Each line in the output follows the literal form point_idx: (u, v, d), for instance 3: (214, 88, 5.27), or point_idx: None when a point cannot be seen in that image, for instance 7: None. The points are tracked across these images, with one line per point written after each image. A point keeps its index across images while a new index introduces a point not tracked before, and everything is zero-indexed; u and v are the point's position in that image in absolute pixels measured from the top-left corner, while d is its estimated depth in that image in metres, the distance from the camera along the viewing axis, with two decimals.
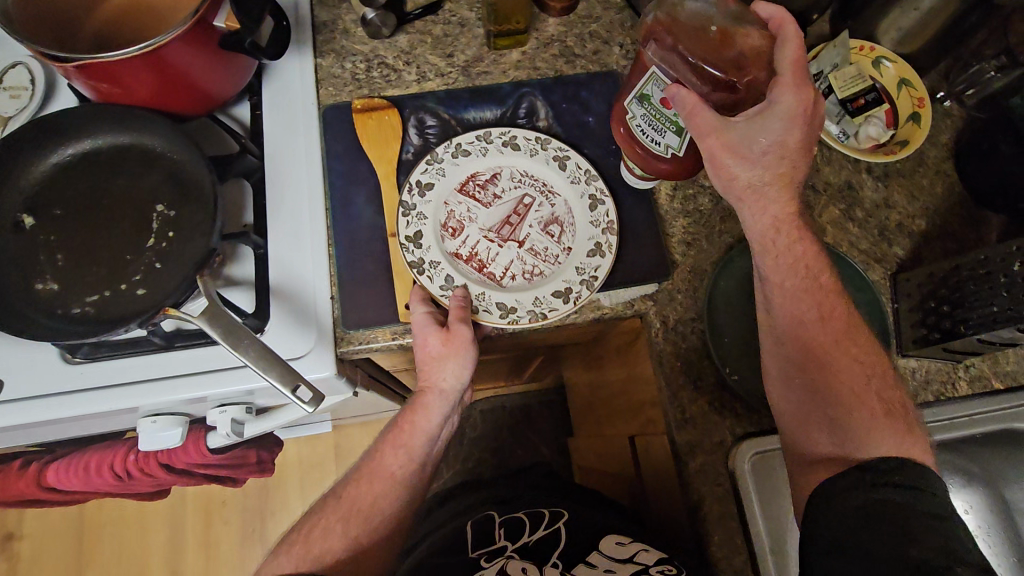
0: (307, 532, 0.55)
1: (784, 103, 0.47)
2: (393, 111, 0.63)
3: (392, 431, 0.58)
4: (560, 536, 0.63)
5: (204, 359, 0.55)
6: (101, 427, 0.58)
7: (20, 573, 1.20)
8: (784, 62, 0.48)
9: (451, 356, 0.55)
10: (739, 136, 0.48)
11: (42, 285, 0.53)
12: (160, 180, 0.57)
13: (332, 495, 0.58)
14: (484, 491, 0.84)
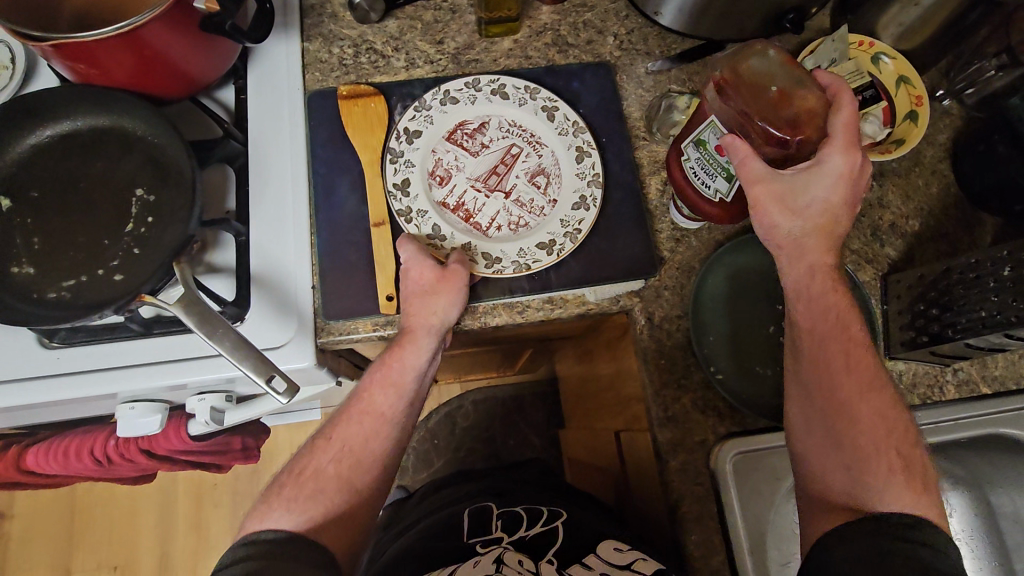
0: (295, 473, 0.52)
1: (834, 165, 0.48)
2: (379, 99, 0.61)
3: (375, 369, 0.55)
4: (558, 536, 0.62)
5: (183, 347, 0.55)
6: (79, 413, 0.58)
7: (11, 551, 1.21)
8: (837, 126, 0.48)
9: (445, 293, 0.54)
10: (790, 190, 0.49)
11: (17, 269, 0.53)
12: (140, 164, 0.56)
13: (316, 437, 0.55)
14: (473, 482, 0.83)
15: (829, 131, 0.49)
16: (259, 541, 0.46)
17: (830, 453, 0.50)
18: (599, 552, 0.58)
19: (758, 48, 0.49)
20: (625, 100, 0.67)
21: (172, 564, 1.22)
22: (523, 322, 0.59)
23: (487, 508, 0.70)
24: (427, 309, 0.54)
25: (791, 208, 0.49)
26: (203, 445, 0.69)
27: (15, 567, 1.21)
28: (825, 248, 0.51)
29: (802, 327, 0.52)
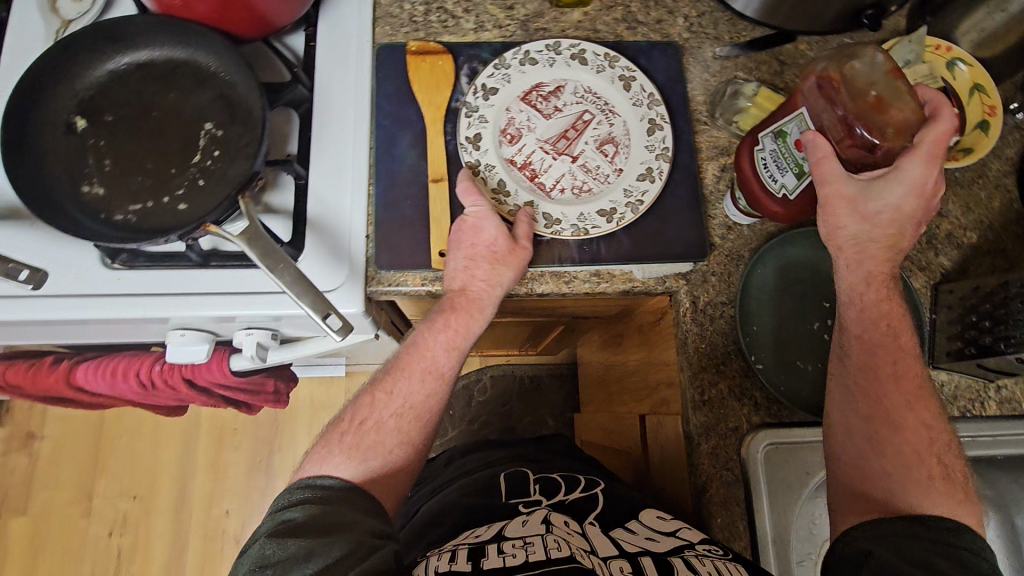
0: (357, 423, 0.54)
1: (912, 174, 0.47)
2: (448, 58, 0.62)
3: (436, 326, 0.56)
4: (597, 501, 0.65)
5: (237, 279, 0.56)
6: (132, 335, 0.60)
7: (39, 470, 1.26)
8: (927, 139, 0.46)
9: (518, 264, 0.55)
10: (862, 195, 0.48)
11: (87, 189, 0.54)
12: (210, 99, 0.58)
13: (373, 386, 0.56)
14: (497, 451, 0.85)
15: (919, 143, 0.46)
16: (316, 486, 0.49)
17: (868, 452, 0.50)
18: (641, 518, 0.61)
19: (867, 49, 0.47)
20: (690, 83, 0.66)
21: (190, 501, 1.26)
22: (569, 292, 0.59)
23: (523, 471, 0.74)
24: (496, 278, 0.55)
25: (860, 212, 0.48)
26: (242, 382, 0.71)
27: (41, 487, 1.25)
28: (886, 245, 0.51)
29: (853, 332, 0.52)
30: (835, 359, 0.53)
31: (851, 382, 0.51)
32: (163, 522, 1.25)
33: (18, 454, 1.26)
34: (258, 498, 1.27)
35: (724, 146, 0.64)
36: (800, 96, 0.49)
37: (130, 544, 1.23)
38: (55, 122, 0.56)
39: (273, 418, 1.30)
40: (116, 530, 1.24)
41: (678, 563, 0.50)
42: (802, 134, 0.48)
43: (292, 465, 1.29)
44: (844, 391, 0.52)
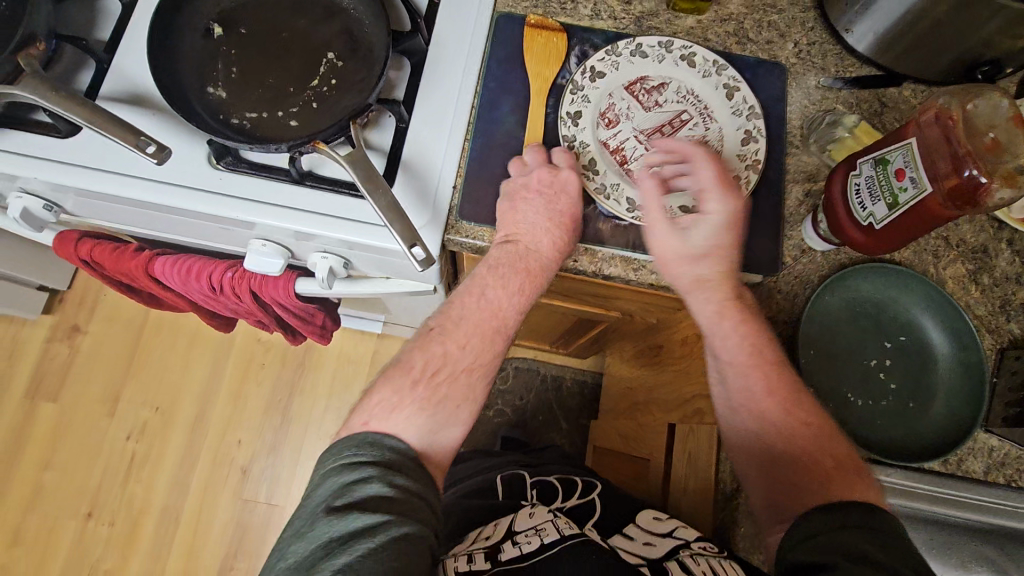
0: (431, 374, 0.56)
1: (714, 210, 0.55)
2: (562, 36, 0.65)
3: (511, 288, 0.57)
4: (595, 506, 0.70)
5: (326, 202, 0.59)
6: (218, 234, 0.64)
7: (77, 362, 1.32)
8: (710, 178, 0.56)
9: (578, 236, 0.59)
10: (676, 230, 0.56)
11: (212, 90, 0.59)
12: (336, 32, 0.62)
13: (443, 337, 0.57)
14: (485, 462, 0.93)
15: (709, 184, 0.56)
16: (377, 445, 0.51)
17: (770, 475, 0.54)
18: (638, 522, 0.66)
19: (993, 93, 0.48)
20: (789, 105, 0.67)
21: (207, 423, 1.30)
22: (635, 279, 0.60)
23: (520, 476, 0.80)
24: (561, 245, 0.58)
25: (682, 250, 0.56)
26: (300, 308, 0.74)
27: (75, 379, 1.31)
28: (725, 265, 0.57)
29: (725, 358, 0.56)
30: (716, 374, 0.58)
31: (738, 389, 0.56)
32: (179, 438, 1.29)
33: (62, 343, 1.33)
34: (271, 434, 1.30)
35: (813, 172, 0.64)
36: (913, 127, 0.49)
37: (144, 451, 1.28)
38: (195, 26, 0.60)
39: (300, 362, 1.34)
40: (134, 436, 1.28)
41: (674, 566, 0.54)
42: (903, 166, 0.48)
43: (309, 410, 1.32)
44: (759, 405, 0.55)
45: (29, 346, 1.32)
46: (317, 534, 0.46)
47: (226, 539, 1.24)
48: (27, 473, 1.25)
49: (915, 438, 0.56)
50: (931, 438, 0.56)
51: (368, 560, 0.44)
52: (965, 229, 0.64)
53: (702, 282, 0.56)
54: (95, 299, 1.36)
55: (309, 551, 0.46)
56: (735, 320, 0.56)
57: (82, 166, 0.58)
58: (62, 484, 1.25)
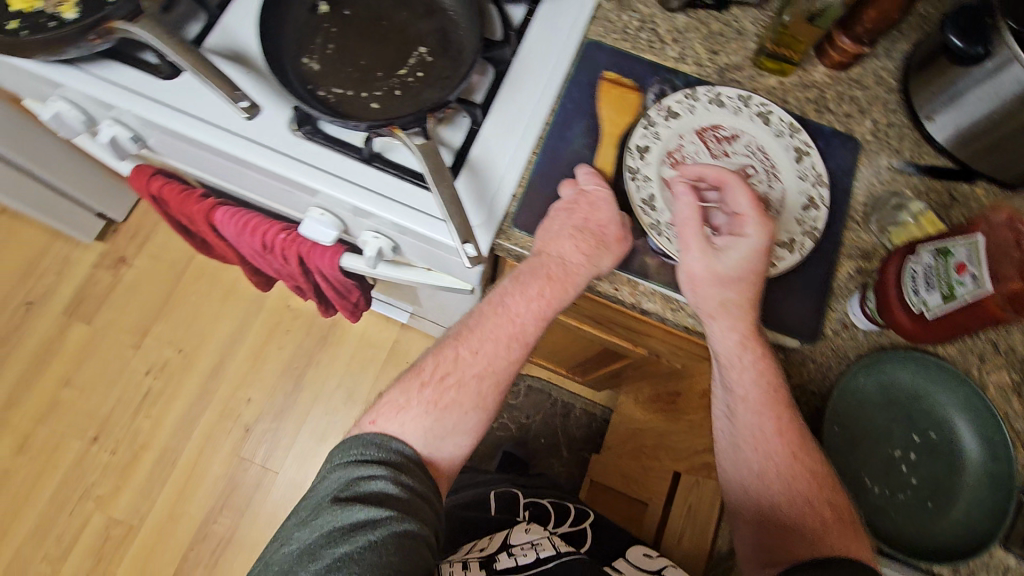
0: (439, 380, 0.58)
1: (752, 234, 0.55)
2: (638, 94, 0.66)
3: (531, 294, 0.58)
4: (586, 536, 0.75)
5: (389, 184, 0.61)
6: (282, 195, 0.67)
7: (117, 291, 1.38)
8: (748, 201, 0.55)
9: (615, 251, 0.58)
10: (710, 250, 0.55)
11: (306, 61, 0.62)
12: (433, 29, 0.65)
13: (456, 342, 0.59)
14: (481, 475, 0.95)
15: (747, 206, 0.55)
16: (387, 447, 0.54)
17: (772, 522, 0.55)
18: (627, 557, 0.71)
19: None
20: (856, 180, 0.67)
21: (223, 375, 1.33)
22: (671, 319, 0.60)
23: (513, 497, 0.84)
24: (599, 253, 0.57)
25: (714, 269, 0.55)
26: (340, 282, 0.77)
27: (111, 306, 1.36)
28: (752, 301, 0.56)
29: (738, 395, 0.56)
30: (724, 414, 0.59)
31: (751, 433, 0.56)
32: (193, 383, 1.32)
33: (107, 271, 1.39)
34: (281, 399, 1.33)
35: (869, 251, 0.63)
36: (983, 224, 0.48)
37: (159, 389, 1.32)
38: None
39: (322, 335, 1.37)
40: (152, 371, 1.33)
41: None
42: (966, 261, 0.48)
43: (321, 384, 1.34)
44: (773, 451, 0.55)
45: (77, 267, 1.38)
46: (322, 523, 0.49)
47: (216, 491, 1.26)
48: (48, 386, 1.29)
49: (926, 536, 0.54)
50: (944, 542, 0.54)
51: (369, 552, 0.47)
52: (1017, 338, 0.62)
53: (727, 308, 0.55)
54: (147, 236, 1.42)
55: (312, 538, 0.48)
56: (756, 354, 0.56)
57: (175, 107, 0.62)
58: (76, 403, 1.29)
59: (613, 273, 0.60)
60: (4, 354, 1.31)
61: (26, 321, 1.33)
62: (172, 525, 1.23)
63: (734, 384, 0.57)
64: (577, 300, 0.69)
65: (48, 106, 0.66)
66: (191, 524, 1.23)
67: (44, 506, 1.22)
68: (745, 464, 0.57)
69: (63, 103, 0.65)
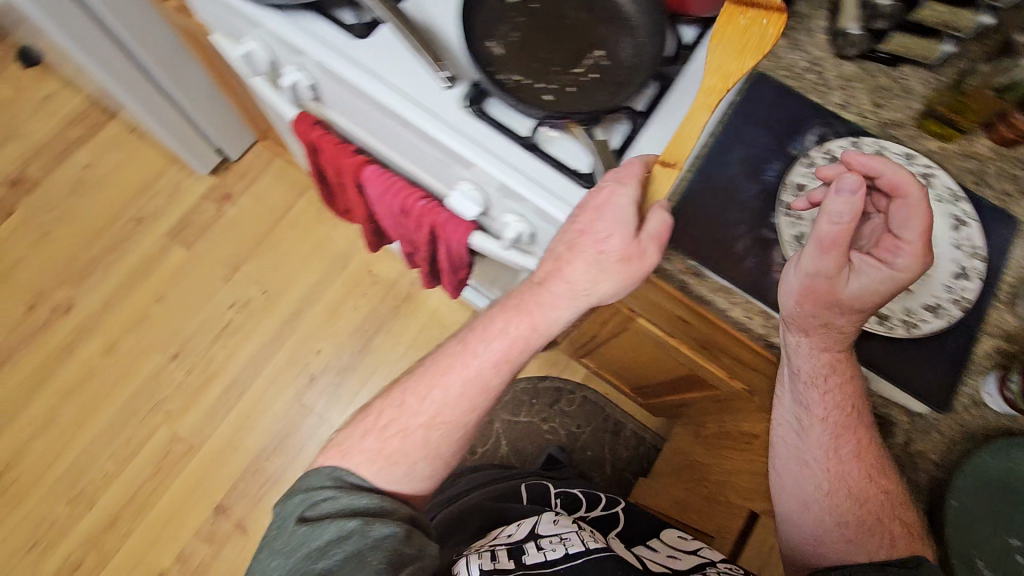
0: (383, 428, 0.65)
1: (904, 263, 0.53)
2: (776, 16, 0.58)
3: (496, 332, 0.64)
4: (620, 520, 0.86)
5: (545, 176, 0.64)
6: (435, 165, 0.70)
7: (218, 223, 1.45)
8: (918, 231, 0.53)
9: (614, 274, 0.58)
10: (840, 268, 0.54)
11: (490, 44, 0.65)
12: (611, 35, 0.66)
13: (404, 390, 0.67)
14: (505, 473, 1.01)
15: (914, 234, 0.53)
16: (340, 478, 0.63)
17: (832, 527, 0.64)
18: (663, 537, 0.82)
19: None
20: (1008, 260, 0.64)
21: (299, 323, 1.39)
22: (798, 358, 0.60)
23: (544, 486, 0.93)
24: (592, 279, 0.60)
25: (840, 286, 0.55)
26: (460, 261, 0.79)
27: (210, 237, 1.44)
28: (852, 328, 0.57)
29: (815, 413, 0.61)
30: (793, 425, 0.64)
31: (822, 451, 0.63)
32: (269, 324, 1.38)
33: (212, 204, 1.46)
34: (347, 357, 1.37)
35: (1011, 334, 0.61)
36: None
37: (239, 322, 1.38)
38: None
39: (396, 305, 1.42)
40: (236, 305, 1.39)
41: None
42: None
43: (386, 352, 1.38)
44: (849, 471, 0.61)
45: (187, 194, 1.46)
46: (297, 549, 0.58)
47: (272, 431, 1.31)
48: (142, 298, 1.38)
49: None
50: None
51: (350, 560, 0.56)
52: None
53: (829, 329, 0.56)
54: (253, 178, 1.49)
55: (293, 560, 0.57)
56: (841, 378, 0.59)
57: (362, 66, 0.66)
58: (163, 319, 1.37)
59: (747, 302, 0.61)
60: (110, 261, 1.40)
61: (134, 235, 1.42)
62: (228, 453, 1.29)
63: (812, 405, 0.61)
64: (692, 321, 0.70)
65: (242, 44, 0.72)
66: (245, 454, 1.28)
67: (118, 408, 1.30)
68: (811, 481, 0.64)
69: (256, 43, 0.71)
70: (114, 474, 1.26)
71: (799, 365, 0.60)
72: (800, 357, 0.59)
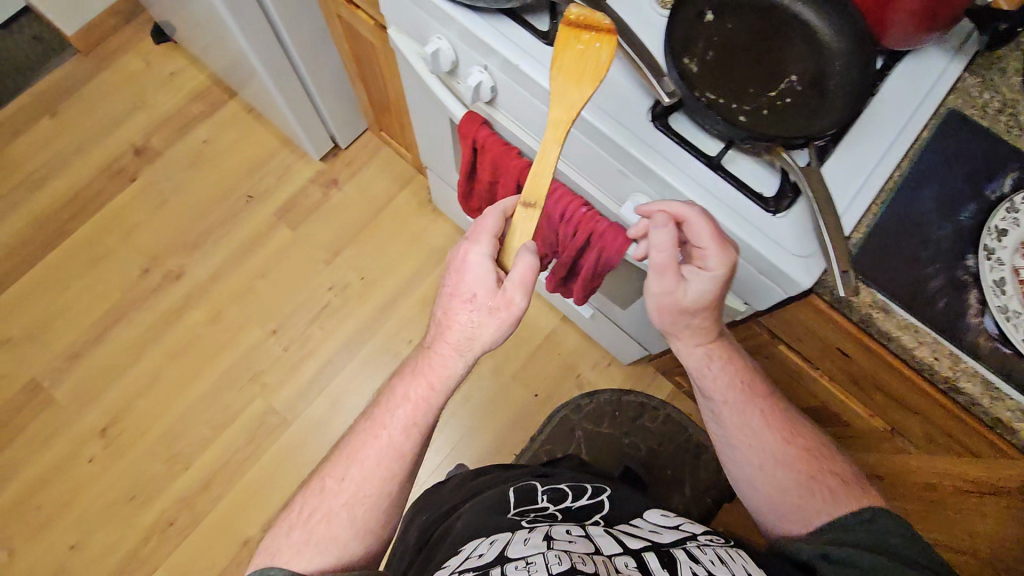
0: (308, 518, 0.63)
1: (720, 266, 0.63)
2: (608, 40, 0.59)
3: (398, 404, 0.64)
4: (603, 507, 0.77)
5: (731, 195, 0.64)
6: (606, 175, 0.72)
7: (323, 207, 1.49)
8: (710, 235, 0.61)
9: (492, 324, 0.59)
10: (680, 285, 0.66)
11: (686, 61, 0.65)
12: (805, 61, 0.66)
13: (324, 474, 0.66)
14: (506, 472, 0.93)
15: (706, 240, 0.61)
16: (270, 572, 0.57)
17: (777, 498, 0.69)
18: (648, 517, 0.74)
19: None
20: None
21: (393, 312, 1.42)
22: (986, 405, 0.59)
23: (533, 487, 0.82)
24: (472, 334, 0.59)
25: (683, 298, 0.66)
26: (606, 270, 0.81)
27: (314, 220, 1.48)
28: (711, 317, 0.69)
29: (718, 399, 0.73)
30: (712, 417, 0.75)
31: (740, 434, 0.72)
32: (365, 311, 1.41)
33: (319, 188, 1.51)
34: None
35: None
36: None
37: (337, 305, 1.42)
38: (693, 8, 0.67)
39: None
40: (335, 288, 1.43)
41: (682, 551, 0.60)
42: None
43: None
44: (765, 442, 0.71)
45: (296, 176, 1.51)
46: None
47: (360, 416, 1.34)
48: (247, 273, 1.43)
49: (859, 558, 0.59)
50: (888, 563, 0.57)
51: None
52: None
53: (694, 327, 0.70)
54: (359, 166, 1.53)
55: None
56: (721, 360, 0.73)
57: (552, 72, 0.67)
58: (265, 296, 1.41)
59: (935, 341, 0.60)
60: (220, 234, 1.45)
61: (244, 211, 1.47)
62: (318, 432, 1.33)
63: (711, 393, 0.73)
64: (852, 354, 0.69)
65: (429, 44, 0.74)
66: (334, 434, 1.31)
67: (217, 376, 1.35)
68: (741, 463, 0.72)
69: (444, 43, 0.73)
70: (209, 440, 1.31)
71: (684, 363, 0.74)
72: (683, 356, 0.73)
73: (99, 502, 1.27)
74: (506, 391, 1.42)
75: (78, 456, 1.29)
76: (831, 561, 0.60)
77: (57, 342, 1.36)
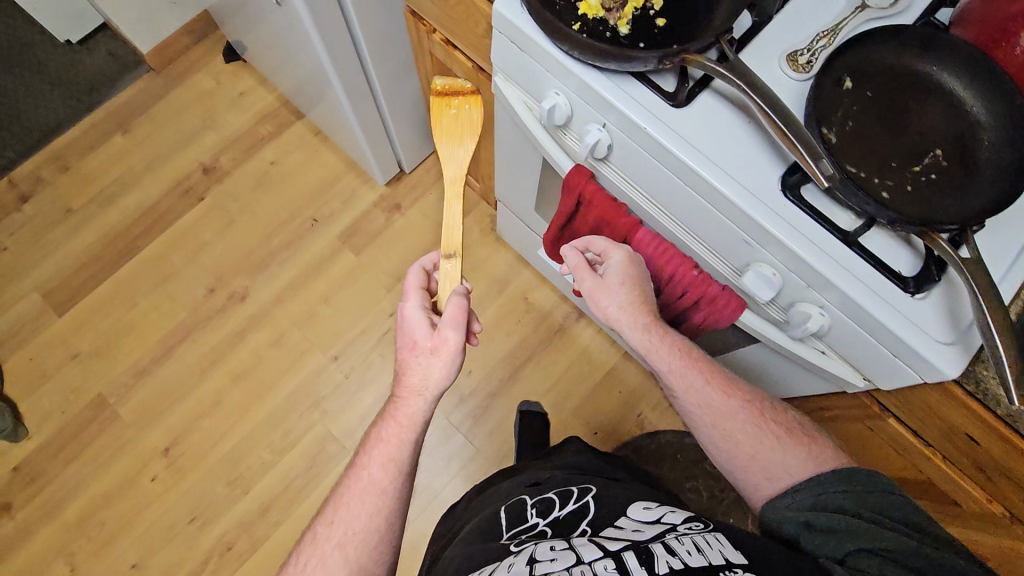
0: (303, 566, 0.65)
1: (620, 256, 0.74)
2: (473, 99, 0.77)
3: (372, 453, 0.69)
4: (590, 511, 0.71)
5: (870, 274, 0.61)
6: (725, 242, 0.69)
7: (387, 233, 1.49)
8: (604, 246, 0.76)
9: (439, 364, 0.66)
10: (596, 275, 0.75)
11: (826, 131, 0.62)
12: (951, 134, 0.63)
13: (315, 522, 0.69)
14: (498, 489, 0.90)
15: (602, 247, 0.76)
16: None
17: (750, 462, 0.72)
18: (628, 514, 0.68)
19: None
20: None
21: None
22: None
23: (522, 502, 0.78)
24: (426, 376, 0.66)
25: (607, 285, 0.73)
26: (708, 324, 0.81)
27: (378, 245, 1.48)
28: (646, 298, 0.74)
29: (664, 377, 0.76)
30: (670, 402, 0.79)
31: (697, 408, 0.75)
32: None
33: (382, 212, 1.50)
34: None
35: None
36: None
37: None
38: (831, 74, 0.64)
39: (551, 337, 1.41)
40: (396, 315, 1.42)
41: (658, 547, 0.58)
42: None
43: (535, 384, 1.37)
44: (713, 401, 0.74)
45: (360, 200, 1.51)
46: None
47: None
48: (311, 295, 1.43)
49: (836, 520, 0.58)
50: (864, 524, 0.57)
51: None
52: None
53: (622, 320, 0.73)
54: (423, 192, 1.52)
55: None
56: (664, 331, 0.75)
57: (679, 134, 0.65)
58: (329, 321, 1.41)
59: None
60: (285, 256, 1.45)
61: (309, 234, 1.47)
62: None
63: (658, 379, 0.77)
64: (984, 444, 0.65)
65: (545, 98, 0.73)
66: None
67: (279, 400, 1.35)
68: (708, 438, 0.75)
69: (561, 98, 0.72)
70: (270, 464, 1.31)
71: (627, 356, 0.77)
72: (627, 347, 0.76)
73: (161, 522, 1.27)
74: (565, 427, 1.40)
75: (141, 474, 1.30)
76: (814, 531, 0.59)
77: (124, 358, 1.37)
